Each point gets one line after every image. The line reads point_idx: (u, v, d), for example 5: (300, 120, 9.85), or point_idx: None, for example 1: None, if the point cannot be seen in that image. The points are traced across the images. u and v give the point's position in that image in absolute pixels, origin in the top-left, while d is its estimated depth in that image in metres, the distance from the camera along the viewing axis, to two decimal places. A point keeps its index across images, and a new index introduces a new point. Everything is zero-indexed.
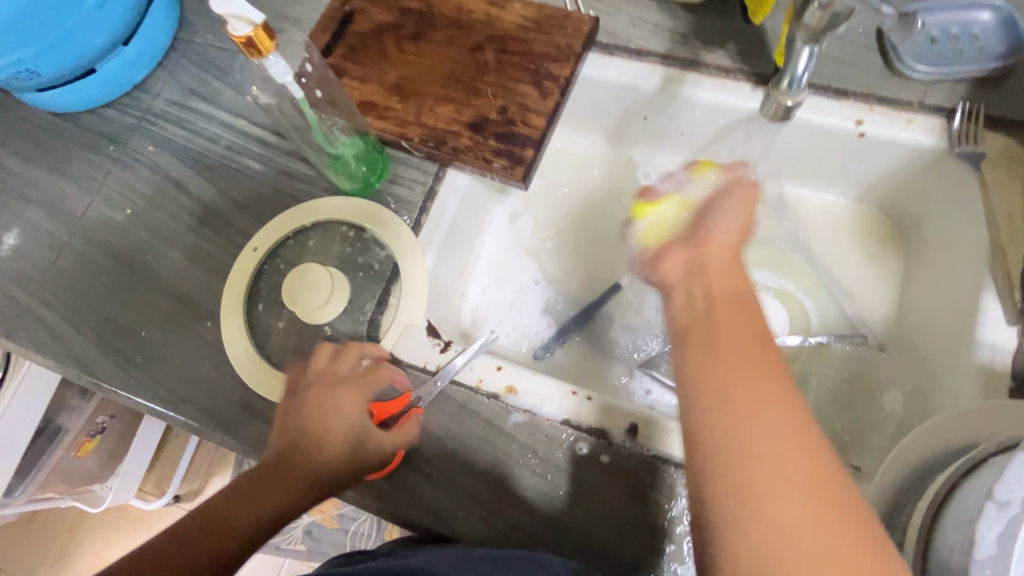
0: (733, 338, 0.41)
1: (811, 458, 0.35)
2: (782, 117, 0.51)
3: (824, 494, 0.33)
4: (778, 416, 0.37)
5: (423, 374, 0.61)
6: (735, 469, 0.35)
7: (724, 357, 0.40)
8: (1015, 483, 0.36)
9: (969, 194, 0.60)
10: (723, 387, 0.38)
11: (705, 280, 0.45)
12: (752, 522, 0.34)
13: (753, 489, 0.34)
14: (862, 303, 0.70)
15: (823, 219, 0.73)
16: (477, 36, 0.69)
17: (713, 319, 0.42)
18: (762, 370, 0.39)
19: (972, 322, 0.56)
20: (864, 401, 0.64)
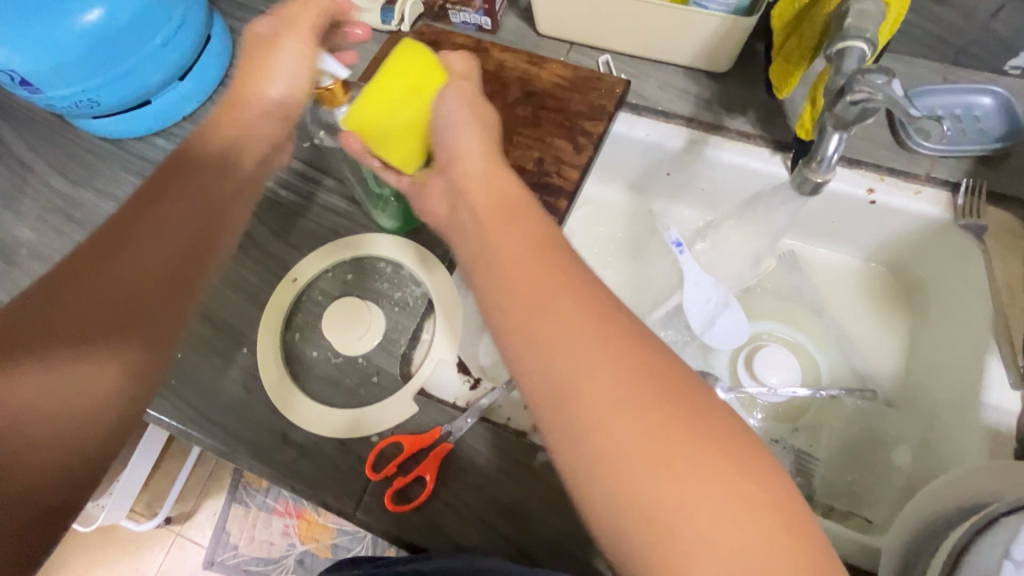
0: (521, 267, 0.40)
1: (616, 350, 0.36)
2: (813, 191, 0.53)
3: (636, 395, 0.34)
4: (575, 333, 0.36)
5: (454, 410, 0.62)
6: (550, 396, 0.36)
7: (516, 286, 0.39)
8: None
9: (970, 260, 0.64)
10: (511, 306, 0.39)
11: (473, 207, 0.47)
12: (588, 454, 0.34)
13: (573, 405, 0.35)
14: (870, 359, 0.73)
15: (833, 275, 0.77)
16: (516, 92, 0.74)
17: (501, 249, 0.41)
18: (552, 289, 0.38)
19: (977, 384, 0.59)
20: (873, 455, 0.67)
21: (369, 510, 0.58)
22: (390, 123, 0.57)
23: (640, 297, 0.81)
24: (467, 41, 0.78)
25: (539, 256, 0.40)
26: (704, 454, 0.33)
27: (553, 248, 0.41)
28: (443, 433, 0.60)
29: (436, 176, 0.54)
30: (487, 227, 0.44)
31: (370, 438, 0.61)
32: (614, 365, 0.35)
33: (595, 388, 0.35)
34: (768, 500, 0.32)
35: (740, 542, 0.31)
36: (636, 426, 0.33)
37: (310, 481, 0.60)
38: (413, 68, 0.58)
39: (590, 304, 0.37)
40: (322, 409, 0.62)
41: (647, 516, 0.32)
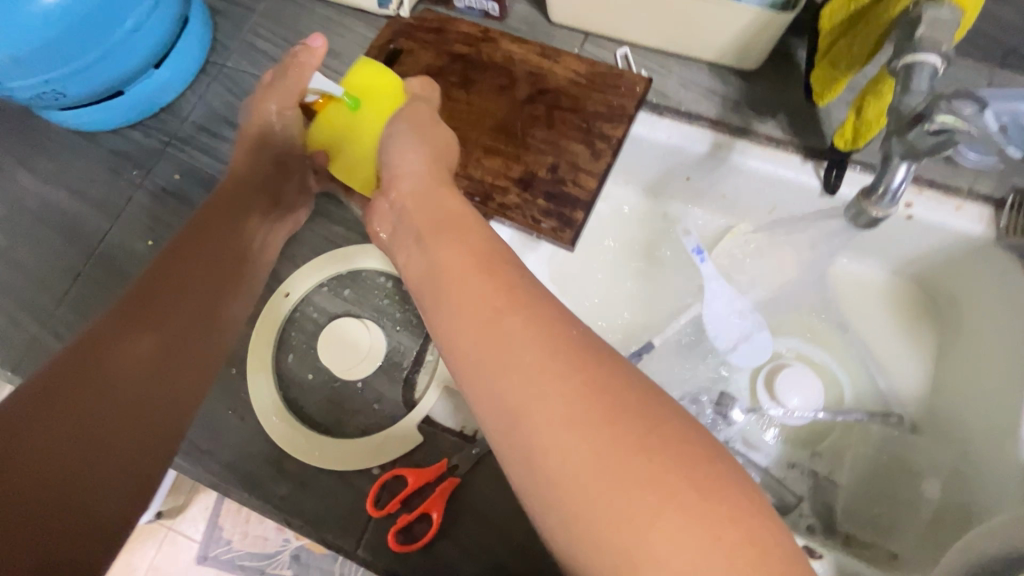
0: (472, 287, 0.40)
1: (564, 369, 0.35)
2: (867, 225, 0.52)
3: (587, 411, 0.34)
4: (527, 353, 0.36)
5: (460, 440, 0.58)
6: (503, 418, 0.35)
7: (469, 312, 0.39)
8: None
9: (1009, 278, 0.60)
10: (467, 328, 0.39)
11: (421, 230, 0.46)
12: (546, 482, 0.33)
13: (524, 427, 0.34)
14: (895, 378, 0.70)
15: (857, 288, 0.73)
16: (527, 88, 0.68)
17: (455, 274, 0.41)
18: (499, 311, 0.38)
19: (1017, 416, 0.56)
20: (899, 484, 0.65)
21: (372, 549, 0.54)
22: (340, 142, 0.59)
23: (657, 309, 0.76)
24: (473, 29, 0.71)
25: (488, 280, 0.40)
26: (662, 472, 0.32)
27: (505, 273, 0.40)
28: (450, 466, 0.56)
29: (441, 195, 0.48)
30: (442, 252, 0.43)
31: (371, 470, 0.57)
32: (562, 380, 0.35)
33: (544, 408, 0.34)
34: (732, 522, 0.31)
35: (701, 556, 0.30)
36: (590, 450, 0.33)
37: (309, 517, 0.56)
38: (373, 79, 0.59)
39: (540, 322, 0.37)
40: (318, 439, 0.58)
41: (603, 535, 0.31)
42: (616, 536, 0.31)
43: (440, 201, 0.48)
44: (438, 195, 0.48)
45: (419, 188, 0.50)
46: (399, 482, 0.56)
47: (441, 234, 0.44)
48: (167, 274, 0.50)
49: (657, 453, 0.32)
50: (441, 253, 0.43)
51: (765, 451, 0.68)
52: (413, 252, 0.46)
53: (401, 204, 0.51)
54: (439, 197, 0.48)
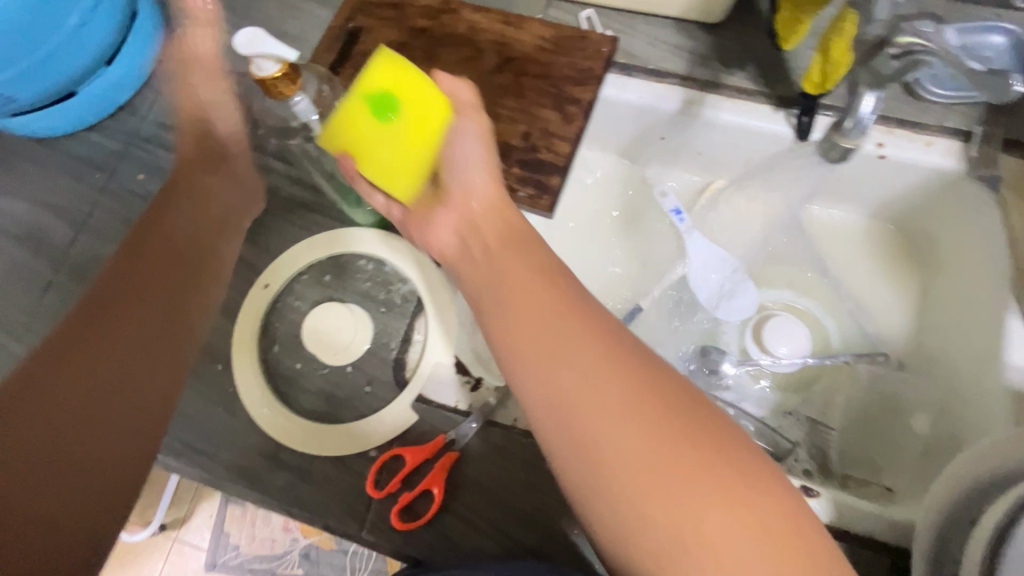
0: (528, 296, 0.42)
1: (614, 368, 0.38)
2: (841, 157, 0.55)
3: (645, 408, 0.36)
4: (584, 354, 0.39)
5: (456, 415, 0.58)
6: (560, 414, 0.38)
7: (522, 311, 0.42)
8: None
9: (982, 211, 0.61)
10: (525, 332, 0.41)
11: (487, 245, 0.49)
12: (602, 474, 0.36)
13: (581, 424, 0.37)
14: (878, 319, 0.71)
15: (836, 234, 0.75)
16: (493, 58, 0.67)
17: (513, 284, 0.44)
18: (558, 316, 0.41)
19: (997, 343, 0.56)
20: (890, 422, 0.66)
21: (376, 530, 0.54)
22: (381, 151, 0.50)
23: (643, 272, 0.77)
24: (433, 2, 0.70)
25: (546, 289, 0.43)
26: (704, 469, 0.34)
27: (562, 283, 0.43)
28: (448, 441, 0.56)
29: (496, 212, 0.51)
30: (500, 264, 0.46)
31: (368, 453, 0.56)
32: (618, 379, 0.37)
33: (601, 404, 0.37)
34: (778, 516, 0.33)
35: (748, 553, 0.32)
36: (646, 445, 0.35)
37: (310, 504, 0.56)
38: (408, 80, 0.49)
39: (595, 328, 0.40)
40: (310, 427, 0.57)
41: (658, 522, 0.34)
42: (669, 525, 0.33)
43: (503, 219, 0.50)
44: (485, 214, 0.51)
45: (477, 205, 0.52)
46: (396, 462, 0.56)
47: (504, 248, 0.47)
48: (139, 257, 0.49)
49: (710, 450, 0.35)
50: (500, 262, 0.46)
51: (758, 401, 0.69)
52: (476, 266, 0.48)
53: (462, 218, 0.52)
54: (499, 217, 0.50)
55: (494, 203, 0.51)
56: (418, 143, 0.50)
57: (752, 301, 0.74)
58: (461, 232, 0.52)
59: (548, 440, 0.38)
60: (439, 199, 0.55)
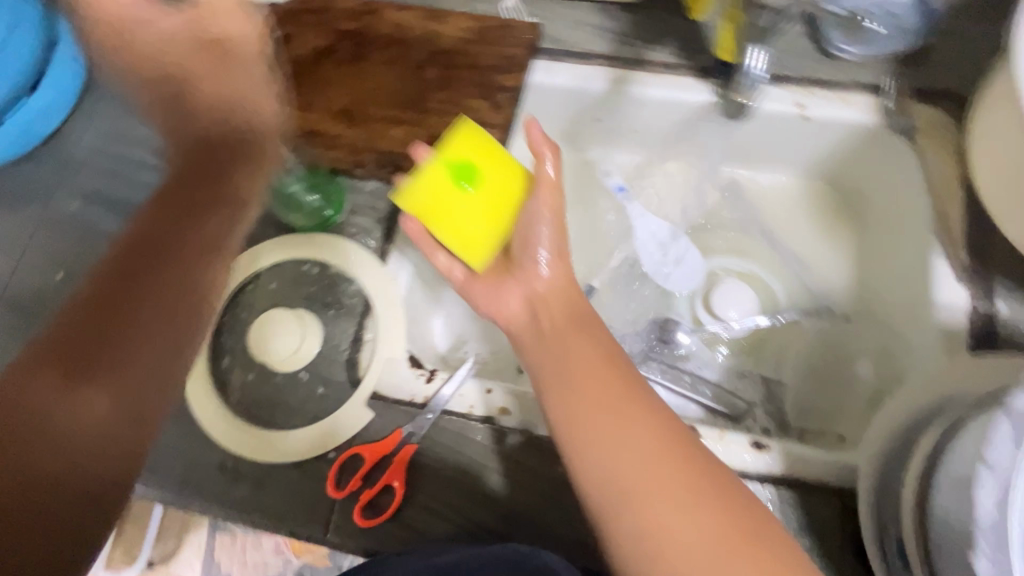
0: (591, 380, 0.48)
1: (666, 455, 0.44)
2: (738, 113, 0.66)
3: (697, 497, 0.42)
4: (643, 441, 0.44)
5: (412, 408, 0.58)
6: (618, 492, 0.43)
7: (584, 392, 0.47)
8: (1002, 444, 0.33)
9: (902, 160, 0.63)
10: (589, 411, 0.47)
11: (553, 321, 0.53)
12: (654, 552, 0.41)
13: (636, 504, 0.42)
14: (821, 275, 0.73)
15: (775, 197, 0.77)
16: (419, 54, 0.68)
17: (575, 368, 0.49)
18: (624, 404, 0.46)
19: (925, 285, 0.59)
20: (836, 372, 0.68)
21: (340, 529, 0.54)
22: (463, 225, 0.50)
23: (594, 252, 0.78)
24: (355, 4, 0.70)
25: (612, 376, 0.48)
26: (755, 562, 0.39)
27: (625, 370, 0.49)
28: (405, 435, 0.56)
29: (568, 300, 0.54)
30: (567, 346, 0.51)
31: (327, 455, 0.56)
32: (674, 468, 0.43)
33: (658, 489, 0.42)
34: None
35: None
36: (697, 532, 0.41)
37: (273, 512, 0.55)
38: (489, 153, 0.51)
39: (654, 418, 0.46)
40: (266, 435, 0.57)
41: None
42: None
43: (570, 300, 0.54)
44: (554, 300, 0.54)
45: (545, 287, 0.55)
46: (354, 461, 0.56)
47: (570, 330, 0.52)
48: (136, 256, 0.47)
49: (752, 539, 0.41)
50: (563, 344, 0.51)
51: (716, 366, 0.71)
52: (540, 344, 0.52)
53: (533, 300, 0.55)
54: (566, 297, 0.54)
55: (561, 287, 0.55)
56: (496, 216, 0.51)
57: (700, 266, 0.75)
58: (531, 306, 0.54)
59: (599, 510, 0.44)
60: (508, 270, 0.56)
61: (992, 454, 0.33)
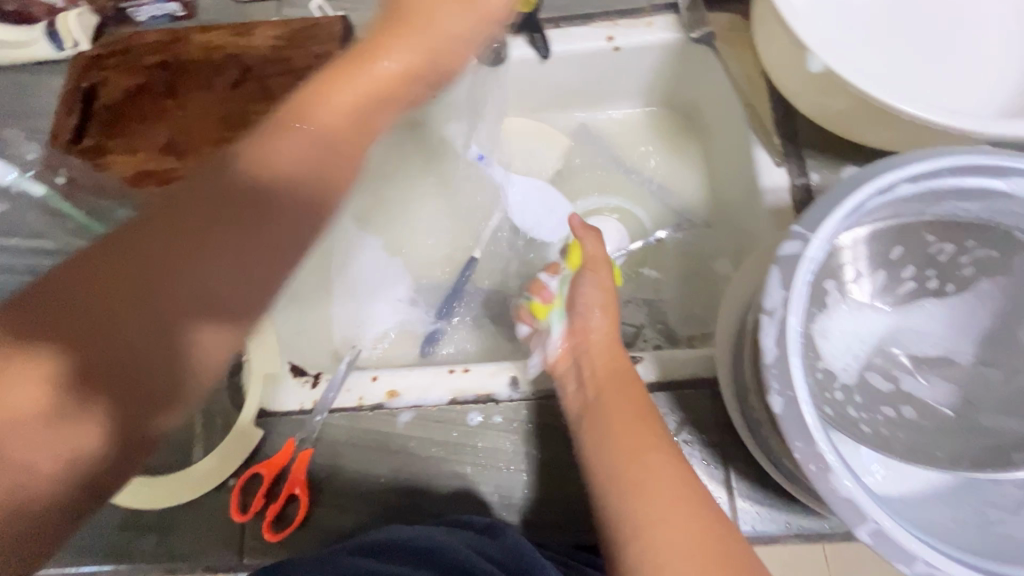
0: (622, 422, 0.47)
1: (692, 500, 0.41)
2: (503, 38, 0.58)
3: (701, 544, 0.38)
4: (662, 480, 0.42)
5: (302, 415, 0.58)
6: (627, 529, 0.41)
7: (625, 447, 0.45)
8: (774, 290, 0.37)
9: (711, 67, 0.68)
10: (616, 447, 0.46)
11: (594, 372, 0.53)
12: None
13: (641, 541, 0.39)
14: (678, 191, 0.77)
15: (620, 130, 0.80)
16: (234, 70, 0.68)
17: (608, 411, 0.48)
18: (651, 444, 0.45)
19: (754, 174, 0.62)
20: (706, 277, 0.72)
21: (254, 551, 0.54)
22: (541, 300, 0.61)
23: (468, 223, 0.79)
24: (160, 37, 0.69)
25: (643, 421, 0.47)
26: None
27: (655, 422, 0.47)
28: (298, 442, 0.56)
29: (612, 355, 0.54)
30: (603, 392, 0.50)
31: (227, 483, 0.56)
32: (686, 511, 0.40)
33: (666, 529, 0.39)
34: None
35: None
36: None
37: (185, 553, 0.55)
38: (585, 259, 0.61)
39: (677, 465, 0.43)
40: (161, 481, 0.56)
41: None
42: None
43: (613, 353, 0.54)
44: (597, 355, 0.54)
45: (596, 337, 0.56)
46: (255, 482, 0.56)
47: (610, 378, 0.51)
48: (266, 204, 0.38)
49: None
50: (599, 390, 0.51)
51: None
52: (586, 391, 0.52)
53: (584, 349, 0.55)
54: (610, 354, 0.54)
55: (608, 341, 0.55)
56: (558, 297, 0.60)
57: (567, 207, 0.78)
58: (577, 357, 0.55)
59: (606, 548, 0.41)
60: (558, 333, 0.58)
61: (768, 302, 0.37)
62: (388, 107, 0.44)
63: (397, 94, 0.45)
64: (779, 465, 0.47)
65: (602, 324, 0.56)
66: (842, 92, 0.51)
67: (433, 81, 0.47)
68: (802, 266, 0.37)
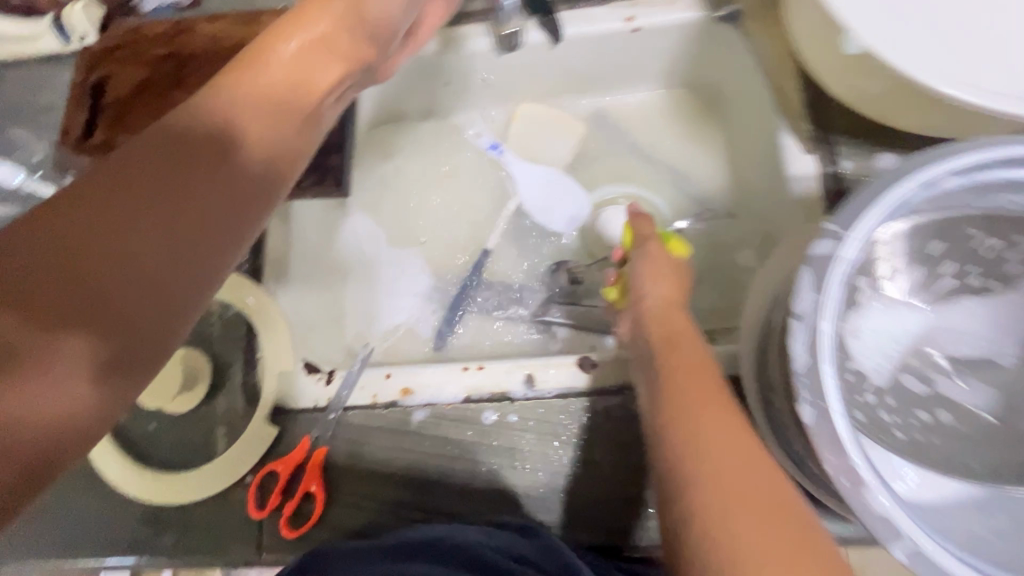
0: (697, 400, 0.39)
1: (764, 484, 0.32)
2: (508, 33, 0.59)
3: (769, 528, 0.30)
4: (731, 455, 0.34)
5: (316, 412, 0.58)
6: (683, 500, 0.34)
7: (700, 417, 0.37)
8: (805, 293, 0.35)
9: (735, 47, 0.64)
10: (683, 424, 0.37)
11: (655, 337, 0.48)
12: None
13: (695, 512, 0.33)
14: (699, 178, 0.74)
15: (638, 114, 0.77)
16: None
17: (680, 386, 0.40)
18: (728, 421, 0.37)
19: (779, 161, 0.59)
20: (728, 268, 0.69)
21: (273, 547, 0.54)
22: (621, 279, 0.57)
23: (481, 214, 0.78)
24: (165, 27, 0.68)
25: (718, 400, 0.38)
26: None
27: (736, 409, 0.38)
28: (313, 440, 0.56)
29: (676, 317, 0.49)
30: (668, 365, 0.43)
31: (244, 480, 0.56)
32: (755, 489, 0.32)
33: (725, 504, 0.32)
34: None
35: None
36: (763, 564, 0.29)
37: (204, 548, 0.55)
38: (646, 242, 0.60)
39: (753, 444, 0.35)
40: (179, 478, 0.56)
41: None
42: None
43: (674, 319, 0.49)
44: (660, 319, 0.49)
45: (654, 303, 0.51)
46: (271, 479, 0.56)
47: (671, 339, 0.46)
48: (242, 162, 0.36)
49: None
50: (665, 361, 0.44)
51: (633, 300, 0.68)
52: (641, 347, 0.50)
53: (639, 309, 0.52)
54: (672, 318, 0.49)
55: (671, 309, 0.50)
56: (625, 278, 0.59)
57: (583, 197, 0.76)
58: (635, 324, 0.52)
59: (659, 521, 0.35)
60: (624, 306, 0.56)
61: (798, 305, 0.35)
62: (328, 61, 0.44)
63: (336, 49, 0.44)
64: (804, 470, 0.46)
65: (662, 293, 0.52)
66: (879, 76, 0.48)
67: (366, 29, 0.46)
68: (834, 267, 0.35)
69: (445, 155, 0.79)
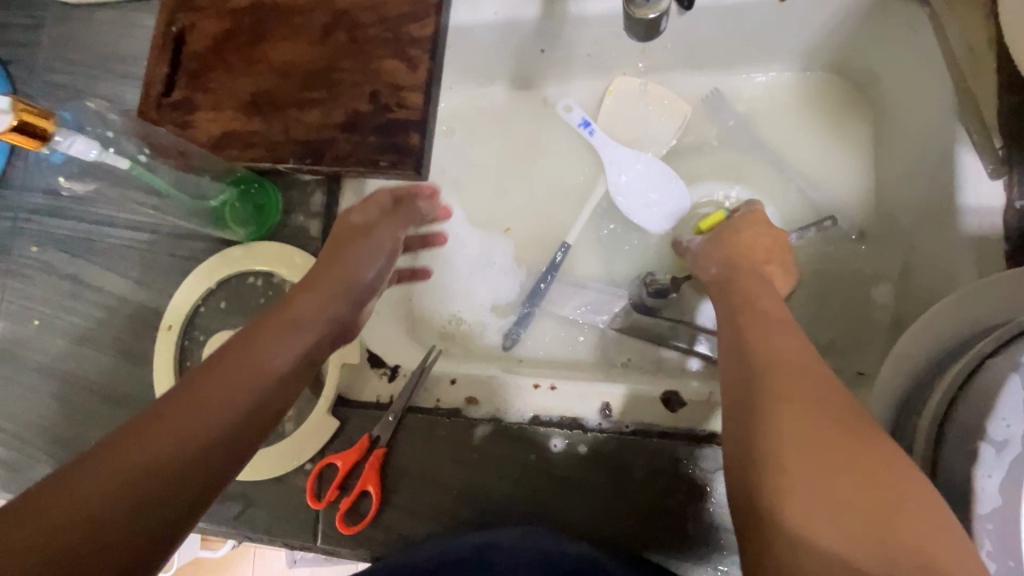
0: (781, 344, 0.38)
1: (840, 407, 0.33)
2: (646, 35, 0.43)
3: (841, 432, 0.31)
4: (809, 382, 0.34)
5: (377, 409, 0.56)
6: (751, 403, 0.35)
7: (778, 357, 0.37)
8: (1010, 415, 0.31)
9: (912, 29, 0.52)
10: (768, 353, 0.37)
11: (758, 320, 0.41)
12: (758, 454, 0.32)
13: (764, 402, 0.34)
14: (828, 185, 0.63)
15: (765, 102, 0.65)
16: (324, 17, 0.60)
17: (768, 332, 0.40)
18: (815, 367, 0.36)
19: (949, 183, 0.47)
20: (850, 298, 0.59)
21: (327, 537, 0.54)
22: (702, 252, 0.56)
23: (565, 202, 0.70)
24: None
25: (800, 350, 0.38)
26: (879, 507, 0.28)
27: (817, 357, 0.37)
28: (372, 439, 0.54)
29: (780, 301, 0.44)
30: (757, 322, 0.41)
31: (304, 467, 0.56)
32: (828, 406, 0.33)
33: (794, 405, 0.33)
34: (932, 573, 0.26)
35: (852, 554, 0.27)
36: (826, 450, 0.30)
37: (264, 527, 0.56)
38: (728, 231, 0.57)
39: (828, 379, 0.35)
40: None
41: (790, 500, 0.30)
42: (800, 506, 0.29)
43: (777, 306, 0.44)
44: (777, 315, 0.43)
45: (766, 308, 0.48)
46: (331, 472, 0.55)
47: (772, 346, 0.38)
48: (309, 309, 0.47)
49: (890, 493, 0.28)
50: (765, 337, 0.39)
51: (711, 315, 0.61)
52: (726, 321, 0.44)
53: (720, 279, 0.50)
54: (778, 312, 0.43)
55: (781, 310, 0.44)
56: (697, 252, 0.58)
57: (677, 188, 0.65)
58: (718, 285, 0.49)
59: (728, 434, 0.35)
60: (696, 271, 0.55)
61: (995, 431, 0.31)
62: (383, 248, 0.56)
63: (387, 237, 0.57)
64: None
65: None
66: None
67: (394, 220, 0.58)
68: None
69: (533, 132, 0.71)
